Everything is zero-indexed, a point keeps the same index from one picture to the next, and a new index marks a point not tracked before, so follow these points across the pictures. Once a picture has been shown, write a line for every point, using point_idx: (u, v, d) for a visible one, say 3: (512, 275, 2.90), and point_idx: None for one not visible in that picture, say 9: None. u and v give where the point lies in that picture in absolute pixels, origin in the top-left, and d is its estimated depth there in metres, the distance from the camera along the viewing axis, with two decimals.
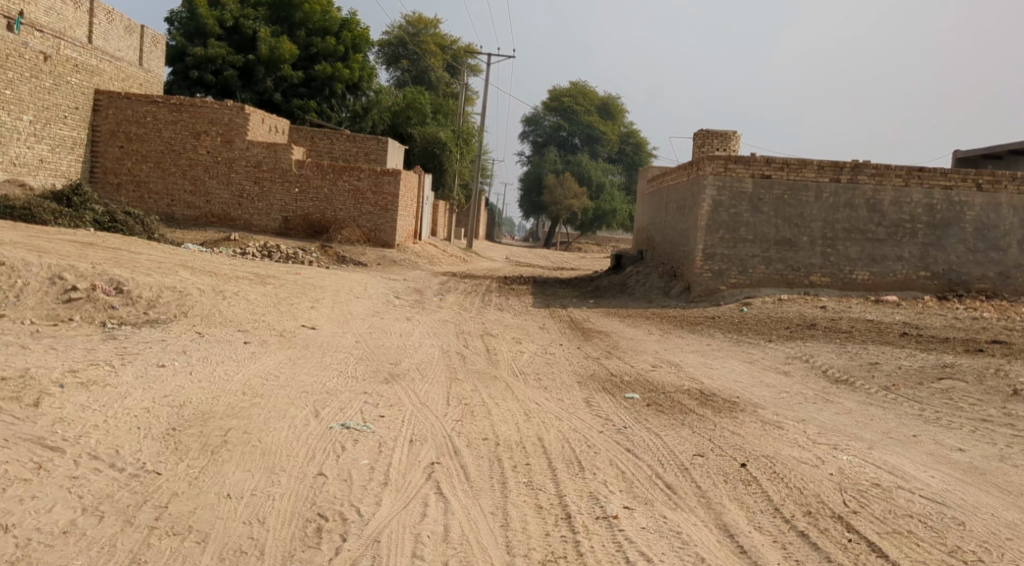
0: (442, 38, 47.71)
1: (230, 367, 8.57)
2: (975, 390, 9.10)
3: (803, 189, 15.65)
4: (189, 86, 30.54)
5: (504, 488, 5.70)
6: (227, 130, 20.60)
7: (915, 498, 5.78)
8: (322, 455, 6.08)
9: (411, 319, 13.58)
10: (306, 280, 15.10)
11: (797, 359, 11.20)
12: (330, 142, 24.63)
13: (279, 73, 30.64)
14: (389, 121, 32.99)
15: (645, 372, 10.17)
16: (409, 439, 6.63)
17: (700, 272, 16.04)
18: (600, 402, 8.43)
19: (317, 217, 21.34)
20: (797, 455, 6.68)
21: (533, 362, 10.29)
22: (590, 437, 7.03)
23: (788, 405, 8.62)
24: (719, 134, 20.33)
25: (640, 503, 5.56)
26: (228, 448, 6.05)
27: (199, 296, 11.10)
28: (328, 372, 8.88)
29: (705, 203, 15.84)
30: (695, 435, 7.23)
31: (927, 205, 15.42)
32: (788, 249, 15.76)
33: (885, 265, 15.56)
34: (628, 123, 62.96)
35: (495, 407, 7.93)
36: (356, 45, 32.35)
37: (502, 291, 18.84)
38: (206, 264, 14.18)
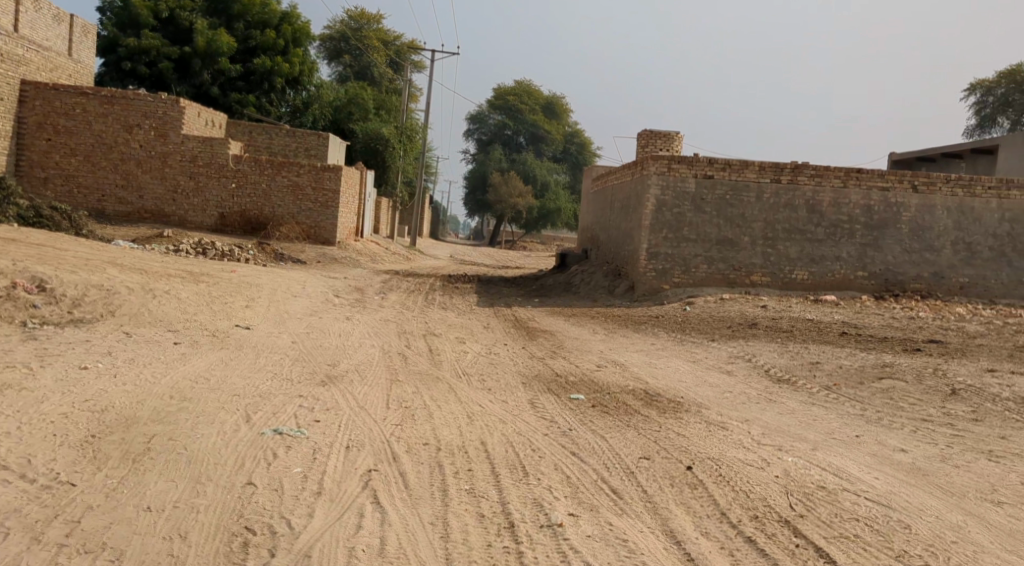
0: (385, 34, 47.13)
1: (158, 370, 8.17)
2: (915, 389, 9.14)
3: (744, 189, 15.72)
4: (122, 77, 29.63)
5: (445, 496, 5.48)
6: (161, 123, 19.97)
7: (861, 501, 5.71)
8: (252, 463, 5.79)
9: (351, 318, 13.26)
10: (242, 279, 14.67)
11: (739, 358, 11.18)
12: (269, 137, 24.09)
13: (217, 66, 29.85)
14: (331, 116, 32.59)
15: (590, 372, 10.03)
16: (345, 445, 6.36)
17: (643, 271, 16.01)
18: (544, 404, 8.26)
19: (255, 213, 20.84)
20: (742, 457, 6.57)
21: (476, 363, 10.08)
22: (534, 440, 6.85)
23: (731, 405, 8.56)
24: (663, 134, 20.38)
25: (585, 509, 5.39)
26: (151, 456, 5.71)
27: (127, 295, 10.65)
28: (262, 374, 8.55)
29: (648, 202, 15.81)
30: (640, 437, 7.10)
31: (864, 207, 15.60)
32: (730, 249, 15.82)
33: (824, 264, 15.71)
34: (573, 122, 63.03)
35: (436, 409, 7.72)
36: (297, 39, 31.61)
37: (445, 290, 18.59)
38: (137, 262, 13.66)
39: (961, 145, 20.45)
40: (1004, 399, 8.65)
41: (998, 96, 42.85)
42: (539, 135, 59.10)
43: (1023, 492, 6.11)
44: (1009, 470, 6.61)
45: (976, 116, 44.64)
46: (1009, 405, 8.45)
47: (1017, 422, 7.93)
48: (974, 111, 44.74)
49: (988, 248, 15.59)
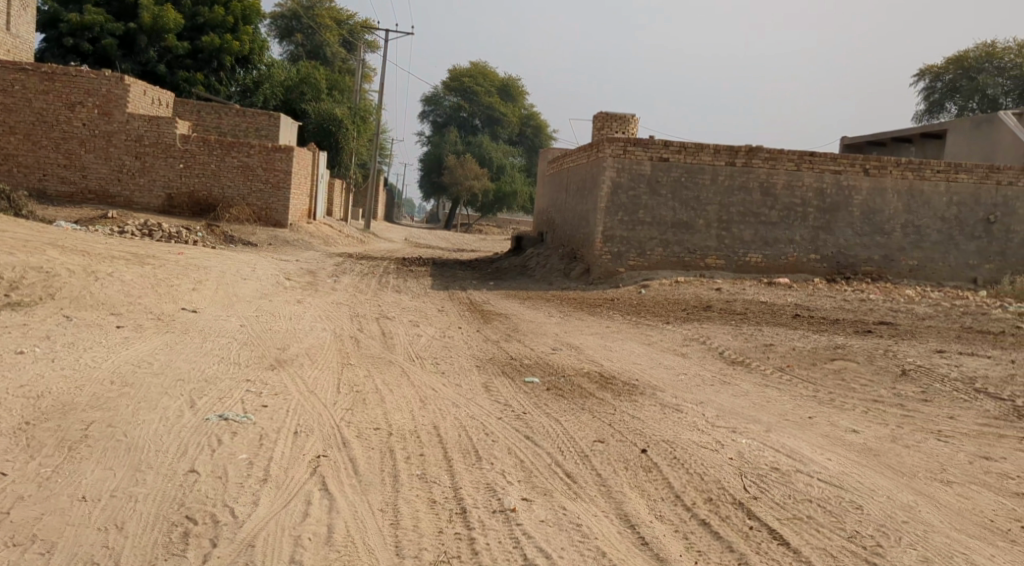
0: (337, 13, 46.40)
1: (99, 354, 7.90)
2: (866, 370, 9.21)
3: (699, 171, 15.74)
4: (64, 54, 28.73)
5: (395, 481, 5.35)
6: (105, 101, 19.39)
7: (813, 482, 5.70)
8: (196, 449, 5.61)
9: (302, 301, 13.02)
10: (190, 261, 14.31)
11: (694, 341, 11.20)
12: (218, 117, 23.58)
13: (163, 44, 29.15)
14: (282, 96, 32.07)
15: (545, 355, 9.95)
16: (294, 430, 6.20)
17: (599, 254, 15.96)
18: (499, 387, 8.17)
19: (204, 195, 20.38)
20: (697, 439, 6.54)
21: (431, 347, 9.95)
22: (487, 424, 6.75)
23: (686, 388, 8.54)
24: (618, 117, 20.34)
25: (538, 494, 5.30)
26: (88, 444, 5.51)
27: (68, 277, 10.30)
28: (208, 358, 8.32)
29: (604, 185, 15.75)
30: (596, 420, 7.03)
31: (816, 190, 15.71)
32: (684, 232, 15.83)
33: (777, 248, 15.81)
34: (529, 105, 62.70)
35: (389, 393, 7.58)
36: (245, 16, 31.17)
37: (399, 273, 18.39)
38: (79, 243, 13.24)
39: (911, 129, 20.70)
40: (952, 379, 8.73)
41: (946, 82, 43.55)
42: (495, 118, 58.66)
43: (970, 472, 6.15)
44: (957, 449, 6.67)
45: (924, 101, 45.36)
46: (957, 386, 8.53)
47: (965, 402, 8.02)
48: (923, 95, 45.44)
49: (937, 231, 15.80)
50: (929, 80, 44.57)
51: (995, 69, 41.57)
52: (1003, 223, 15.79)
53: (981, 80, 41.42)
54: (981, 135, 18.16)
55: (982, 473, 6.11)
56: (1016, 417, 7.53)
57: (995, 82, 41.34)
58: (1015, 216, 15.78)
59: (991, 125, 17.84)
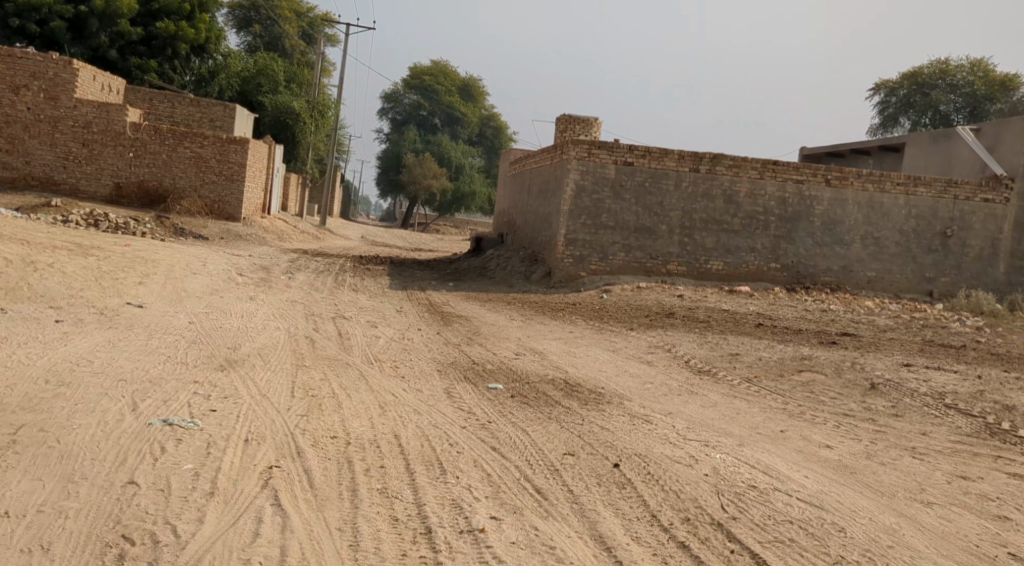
0: (298, 5, 45.63)
1: (34, 350, 7.39)
2: (834, 383, 9.04)
3: (663, 177, 15.54)
4: (9, 35, 27.58)
5: (353, 497, 5.00)
6: (52, 85, 18.64)
7: (793, 502, 5.45)
8: (136, 458, 5.22)
9: (254, 298, 12.52)
10: (137, 254, 13.71)
11: (659, 348, 10.95)
12: (172, 105, 22.88)
13: (115, 29, 28.29)
14: (238, 88, 31.55)
15: (508, 360, 9.62)
16: (244, 438, 5.80)
17: (561, 257, 15.70)
18: (461, 394, 7.83)
19: (154, 185, 19.66)
20: (670, 453, 6.25)
21: (389, 349, 9.57)
22: (451, 433, 6.41)
23: (653, 397, 8.30)
24: (581, 120, 20.14)
25: (508, 512, 4.98)
26: (16, 450, 5.13)
27: (5, 268, 9.72)
28: (153, 357, 7.85)
29: (568, 187, 15.47)
30: (564, 431, 6.72)
31: (779, 199, 15.62)
32: (647, 237, 15.64)
33: (738, 255, 15.69)
34: (489, 106, 62.46)
35: (346, 398, 7.19)
36: (202, 4, 30.45)
37: (356, 271, 17.93)
38: (19, 232, 12.59)
39: (870, 141, 20.82)
40: (921, 394, 8.60)
41: (900, 97, 44.07)
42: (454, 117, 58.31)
43: (950, 492, 5.96)
44: (934, 468, 6.48)
45: (879, 115, 45.98)
46: (927, 401, 8.40)
47: (936, 418, 7.86)
48: (877, 110, 46.04)
49: (895, 243, 15.82)
50: (883, 95, 45.24)
51: (947, 86, 42.21)
52: (959, 237, 15.86)
53: (932, 97, 42.03)
54: (938, 150, 18.25)
55: (962, 494, 5.93)
56: (987, 434, 7.39)
57: (947, 99, 42.00)
58: (971, 231, 15.86)
59: (947, 140, 17.92)
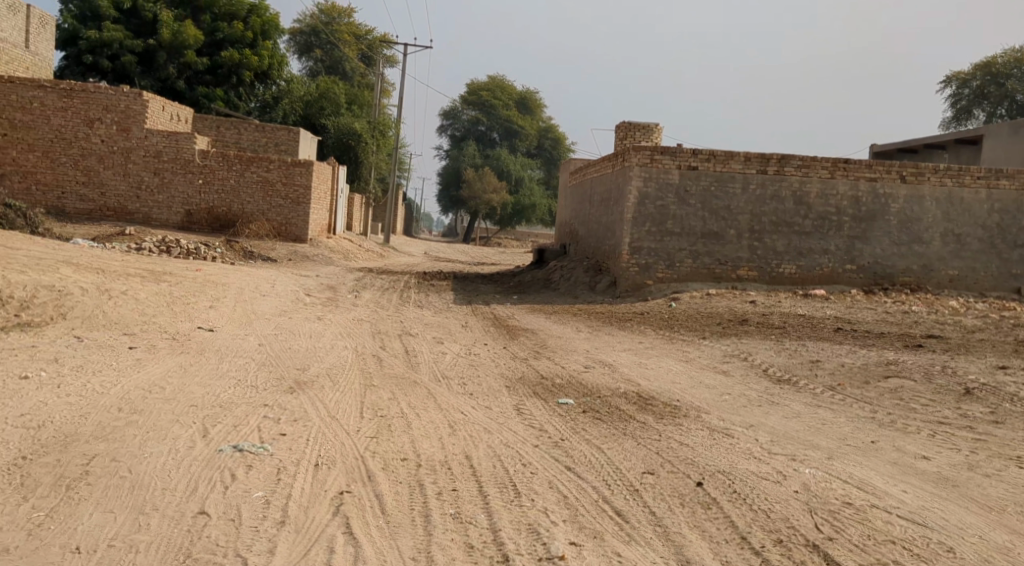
0: (356, 28, 45.92)
1: (108, 378, 7.42)
2: (925, 389, 8.56)
3: (730, 180, 15.16)
4: (83, 72, 28.64)
5: (426, 523, 4.84)
6: (123, 117, 19.08)
7: (893, 520, 5.11)
8: (206, 486, 5.14)
9: (321, 318, 12.52)
10: (208, 278, 13.88)
11: (734, 357, 10.58)
12: (238, 132, 23.24)
13: (182, 60, 28.99)
14: (302, 111, 31.98)
15: (577, 374, 9.37)
16: (314, 463, 5.68)
17: (626, 266, 15.41)
18: (532, 410, 7.62)
19: (223, 210, 19.95)
20: (756, 470, 5.93)
21: (456, 365, 9.41)
22: (524, 453, 6.20)
23: (732, 409, 7.97)
24: (642, 126, 19.84)
25: (587, 537, 4.75)
26: (88, 482, 5.09)
27: (81, 296, 9.86)
28: (223, 381, 7.83)
29: (631, 195, 15.22)
30: (641, 448, 6.46)
31: (852, 198, 15.09)
32: (715, 243, 15.25)
33: (811, 258, 15.18)
34: (548, 118, 62.35)
35: (416, 418, 7.04)
36: (265, 31, 30.74)
37: (421, 287, 17.90)
38: (94, 261, 12.81)
39: (945, 135, 20.00)
40: (1021, 399, 8.08)
41: (974, 89, 42.62)
42: (513, 130, 58.36)
43: None
44: None
45: (952, 108, 44.49)
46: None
47: None
48: (950, 102, 44.57)
49: (978, 239, 15.12)
50: (955, 88, 43.80)
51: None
52: None
53: (1008, 87, 40.55)
54: (1020, 141, 17.49)
55: None
56: None
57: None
58: None
59: None
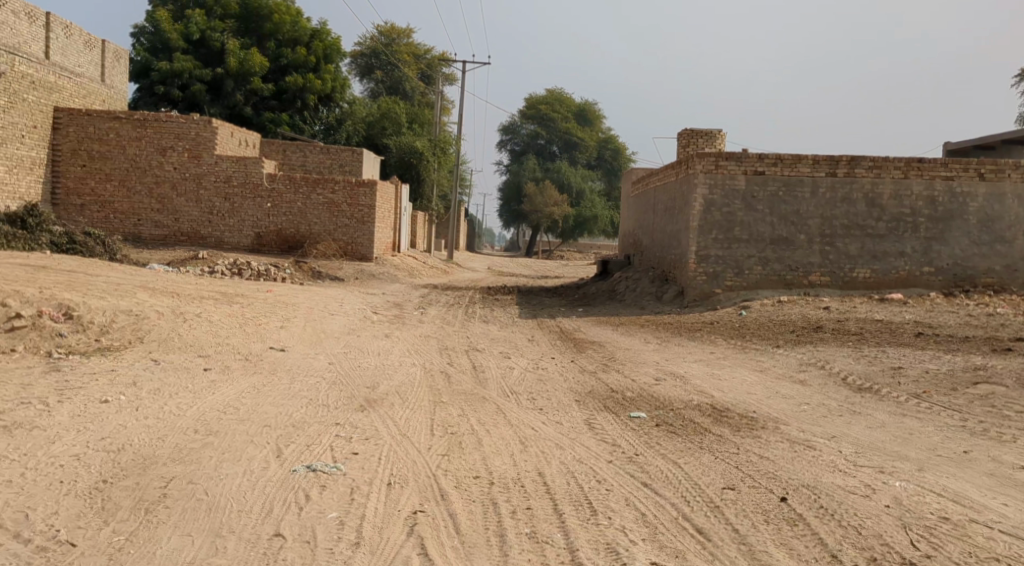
0: (416, 47, 46.66)
1: (184, 400, 7.49)
2: (1017, 395, 8.17)
3: (799, 184, 14.80)
4: (155, 102, 29.44)
5: (502, 543, 4.74)
6: (194, 144, 19.53)
7: (996, 536, 4.83)
8: (282, 508, 5.12)
9: (389, 336, 12.55)
10: (278, 299, 14.05)
11: (811, 366, 10.25)
12: (303, 155, 23.60)
13: (249, 86, 29.60)
14: (365, 132, 32.47)
15: (648, 386, 9.18)
16: (387, 482, 5.62)
17: (694, 275, 15.13)
18: (603, 424, 7.46)
19: (291, 232, 20.23)
20: (843, 483, 5.69)
21: (524, 380, 9.30)
22: (598, 469, 6.06)
23: (812, 420, 7.70)
24: (704, 133, 19.57)
25: (669, 557, 4.60)
26: (166, 505, 5.12)
27: (157, 319, 10.05)
28: (296, 401, 7.84)
29: (696, 203, 14.96)
30: (720, 462, 6.25)
31: (927, 198, 14.61)
32: (785, 248, 14.89)
33: (887, 261, 14.71)
34: (607, 129, 62.10)
35: (486, 435, 6.95)
36: (328, 55, 31.28)
37: (486, 302, 17.86)
38: (169, 285, 13.06)
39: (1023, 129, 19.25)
40: None
41: None
42: (573, 143, 58.25)
43: None
44: None
45: None
46: None
47: None
48: None
49: None
50: None
51: None
52: None
53: None
54: None
55: None
56: None
57: None
58: None
59: None
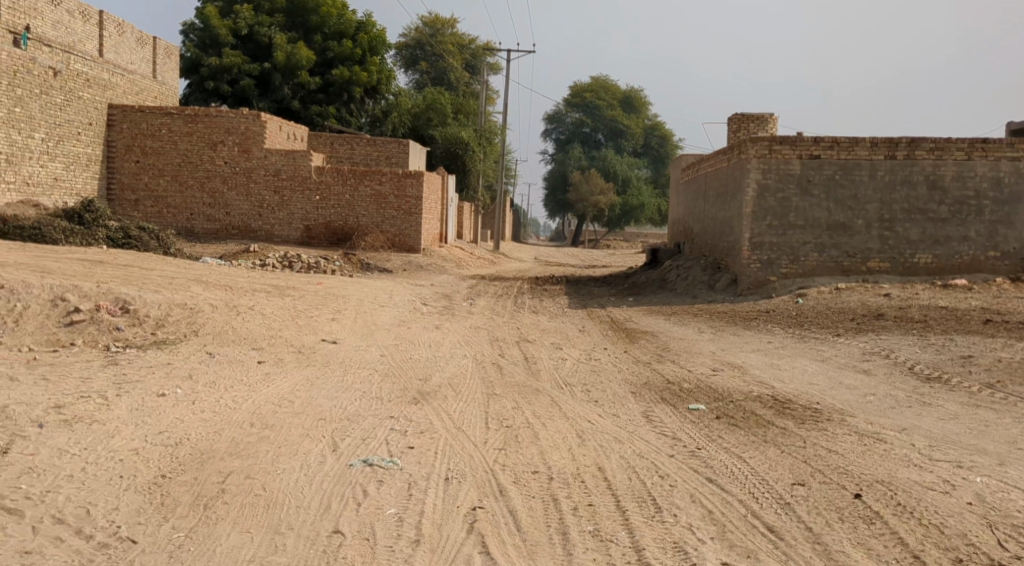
0: (460, 38, 46.52)
1: (239, 394, 7.47)
2: None
3: (856, 168, 14.38)
4: (206, 97, 29.80)
5: (565, 541, 4.60)
6: (244, 138, 19.67)
7: None
8: (340, 504, 5.04)
9: (440, 327, 12.47)
10: (328, 291, 14.07)
11: (874, 355, 9.94)
12: (350, 147, 23.65)
13: (297, 80, 29.68)
14: (410, 124, 32.17)
15: (705, 377, 8.96)
16: (445, 477, 5.51)
17: (748, 263, 14.80)
18: (661, 417, 7.28)
19: (339, 224, 20.26)
20: (919, 479, 5.44)
21: (578, 371, 9.14)
22: (659, 463, 5.88)
23: (880, 412, 7.43)
24: (755, 117, 19.16)
25: (741, 557, 4.42)
26: (225, 501, 5.06)
27: (211, 313, 10.09)
28: (350, 394, 7.78)
29: (750, 188, 14.62)
30: (786, 456, 6.03)
31: (993, 180, 14.11)
32: (843, 234, 14.49)
33: (949, 246, 14.24)
34: (654, 116, 61.46)
35: (542, 428, 6.80)
36: (373, 47, 31.37)
37: (535, 293, 17.71)
38: (222, 278, 13.14)
39: None
40: None
41: None
42: (619, 130, 57.75)
43: None
44: None
45: None
46: None
47: None
48: None
49: None
50: None
51: None
52: None
53: None
54: None
55: None
56: None
57: None
58: None
59: None
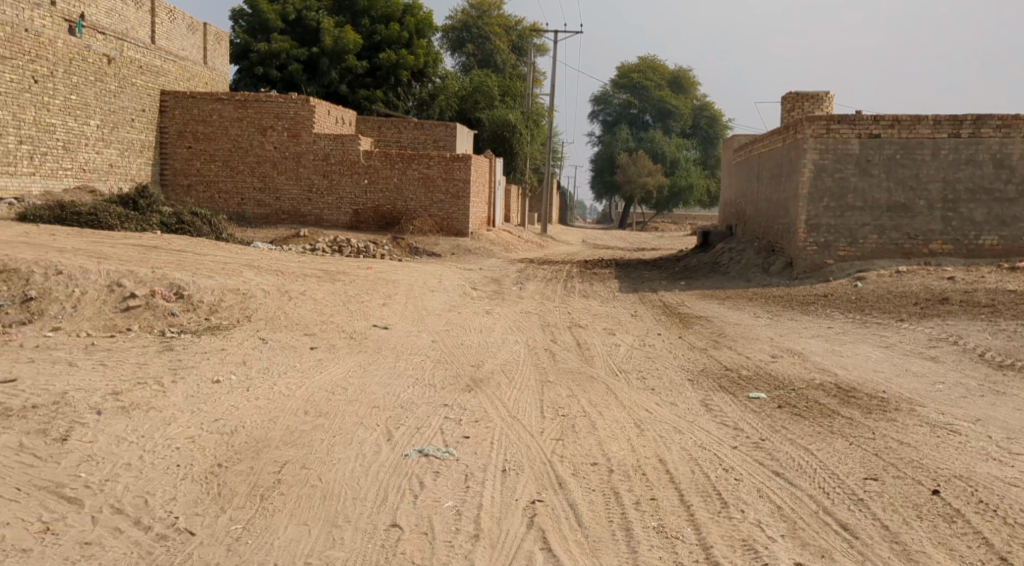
0: (507, 19, 46.08)
1: (292, 381, 7.43)
2: None
3: (918, 147, 13.90)
4: (255, 83, 30.01)
5: (629, 538, 4.45)
6: (293, 123, 19.72)
7: None
8: (396, 496, 4.94)
9: (490, 312, 12.35)
10: (378, 275, 14.02)
11: (941, 341, 9.59)
12: (398, 131, 23.59)
13: (344, 65, 29.50)
14: (457, 107, 32.09)
15: (764, 364, 8.71)
16: (502, 468, 5.39)
17: (804, 245, 14.43)
18: (721, 406, 7.07)
19: (388, 208, 20.22)
20: (1000, 474, 5.19)
21: (632, 358, 8.95)
22: (723, 456, 5.69)
23: (951, 401, 7.13)
24: (810, 95, 18.66)
25: (814, 556, 4.24)
26: (281, 491, 5.00)
27: (263, 298, 10.10)
28: (402, 381, 7.68)
29: (806, 169, 14.23)
30: (856, 449, 5.79)
31: None
32: (904, 215, 14.03)
33: (1017, 227, 13.72)
34: (701, 96, 60.48)
35: (599, 418, 6.64)
36: (420, 30, 31.15)
37: (585, 277, 17.50)
38: (273, 263, 13.16)
39: None
40: None
41: None
42: (666, 111, 56.92)
43: None
44: None
45: None
46: None
47: None
48: None
49: None
50: None
51: None
52: None
53: None
54: None
55: None
56: None
57: None
58: None
59: None
